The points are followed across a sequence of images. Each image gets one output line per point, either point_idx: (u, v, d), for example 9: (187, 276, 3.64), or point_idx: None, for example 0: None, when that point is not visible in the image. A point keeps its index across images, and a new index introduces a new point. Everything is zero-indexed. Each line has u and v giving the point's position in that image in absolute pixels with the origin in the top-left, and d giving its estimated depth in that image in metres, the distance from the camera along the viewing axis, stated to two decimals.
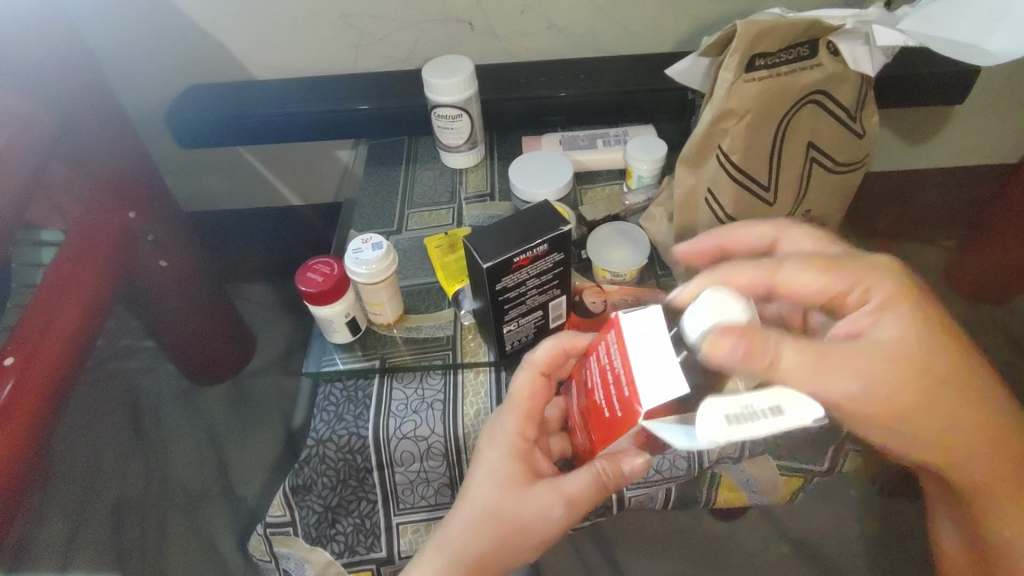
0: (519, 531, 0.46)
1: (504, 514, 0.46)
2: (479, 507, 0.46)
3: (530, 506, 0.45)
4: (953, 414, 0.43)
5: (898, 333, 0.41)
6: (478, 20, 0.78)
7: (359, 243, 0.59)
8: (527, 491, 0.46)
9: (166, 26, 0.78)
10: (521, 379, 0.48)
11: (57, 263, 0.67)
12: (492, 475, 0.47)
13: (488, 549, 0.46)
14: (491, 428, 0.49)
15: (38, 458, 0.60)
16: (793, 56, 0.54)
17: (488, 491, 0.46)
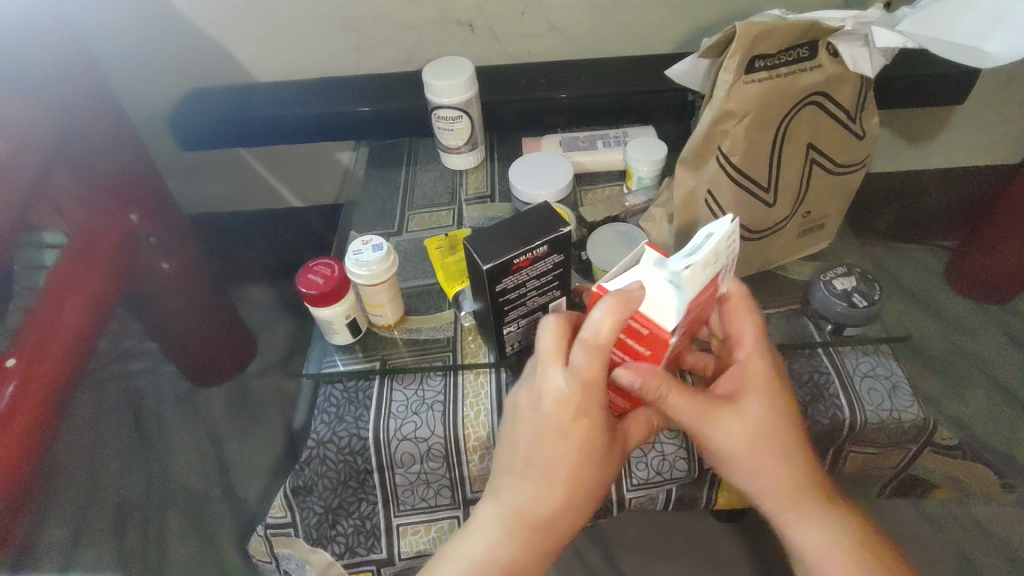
0: (595, 490, 0.46)
1: (583, 483, 0.45)
2: (566, 482, 0.45)
3: (612, 466, 0.47)
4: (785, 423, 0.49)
5: (757, 404, 0.48)
6: (479, 21, 0.78)
7: (360, 244, 0.59)
8: (611, 456, 0.46)
9: (167, 27, 0.78)
10: (596, 360, 0.42)
11: (59, 265, 0.67)
12: (571, 450, 0.44)
13: (568, 513, 0.46)
14: (554, 401, 0.43)
15: (42, 458, 0.60)
16: (793, 58, 0.54)
17: (573, 465, 0.44)
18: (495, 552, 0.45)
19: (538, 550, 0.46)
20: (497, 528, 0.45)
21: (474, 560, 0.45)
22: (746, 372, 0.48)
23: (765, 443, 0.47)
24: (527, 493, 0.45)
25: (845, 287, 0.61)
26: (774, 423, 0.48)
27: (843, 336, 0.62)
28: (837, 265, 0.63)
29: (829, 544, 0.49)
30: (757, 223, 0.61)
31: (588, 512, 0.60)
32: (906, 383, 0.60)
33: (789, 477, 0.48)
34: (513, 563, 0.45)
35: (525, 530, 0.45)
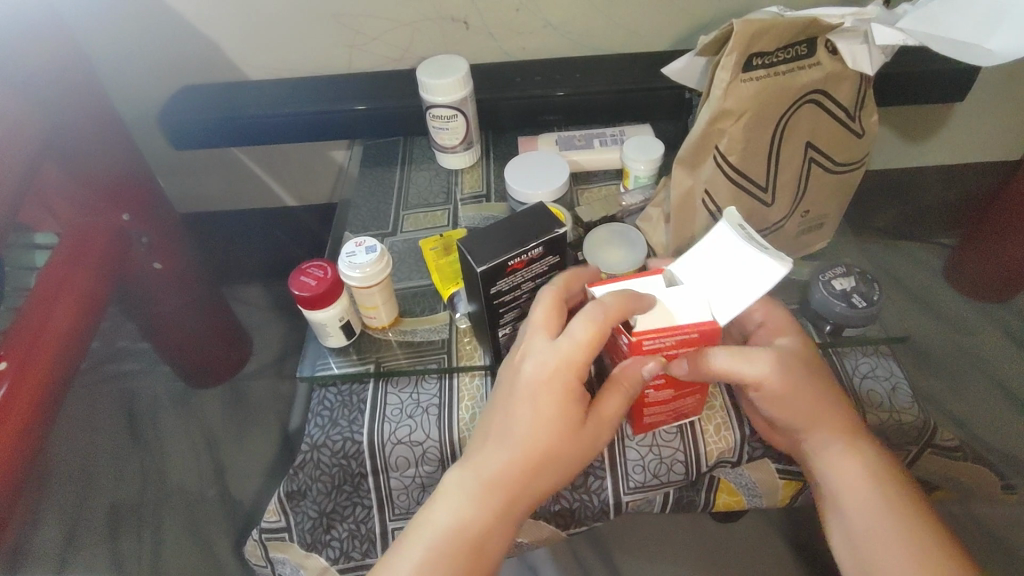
0: (567, 466, 0.45)
1: (553, 455, 0.44)
2: (536, 451, 0.44)
3: (586, 443, 0.45)
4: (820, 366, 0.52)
5: (795, 342, 0.51)
6: (474, 19, 0.77)
7: (353, 246, 0.59)
8: (581, 429, 0.45)
9: (159, 25, 0.77)
10: (595, 328, 0.42)
11: (51, 264, 0.66)
12: (545, 420, 0.44)
13: (534, 487, 0.45)
14: (535, 363, 0.44)
15: (33, 462, 0.60)
16: (791, 55, 0.53)
17: (541, 433, 0.44)
18: (461, 520, 0.44)
19: (502, 526, 0.44)
20: (465, 496, 0.44)
21: (440, 529, 0.44)
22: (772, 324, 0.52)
23: (808, 371, 0.49)
24: (495, 464, 0.44)
25: (844, 287, 0.60)
26: (811, 358, 0.50)
27: (843, 337, 0.61)
28: (837, 265, 0.62)
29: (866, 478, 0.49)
30: (755, 223, 0.60)
31: (585, 516, 0.59)
32: (905, 384, 0.60)
33: (832, 407, 0.50)
34: (475, 535, 0.44)
35: (493, 501, 0.44)
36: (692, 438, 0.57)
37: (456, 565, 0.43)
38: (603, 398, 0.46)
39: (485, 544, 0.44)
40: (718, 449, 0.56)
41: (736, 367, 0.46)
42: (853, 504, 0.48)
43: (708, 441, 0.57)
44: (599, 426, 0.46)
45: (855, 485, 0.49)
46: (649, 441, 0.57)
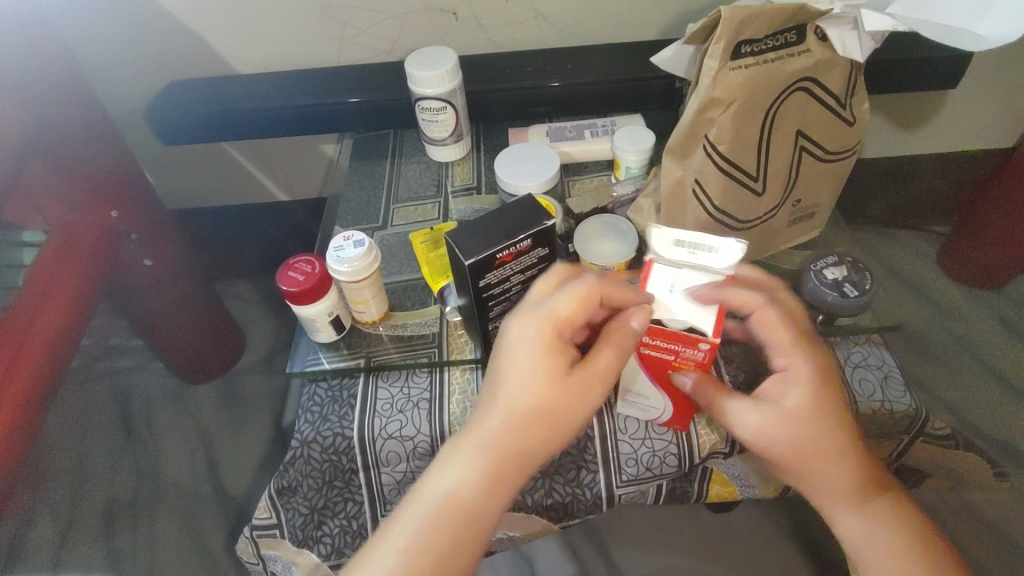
0: (561, 423, 0.43)
1: (545, 409, 0.42)
2: (520, 411, 0.42)
3: (577, 396, 0.43)
4: (834, 408, 0.48)
5: (806, 405, 0.47)
6: (462, 9, 0.76)
7: (341, 240, 0.58)
8: (568, 380, 0.42)
9: (144, 18, 0.76)
10: (580, 292, 0.44)
11: (39, 262, 0.66)
12: (531, 372, 0.42)
13: (528, 449, 0.42)
14: (517, 325, 0.44)
15: (22, 459, 0.59)
16: (780, 43, 0.53)
17: (528, 390, 0.42)
18: (453, 488, 0.42)
19: (493, 489, 0.42)
20: (453, 459, 0.42)
21: (434, 498, 0.42)
22: (790, 374, 0.48)
23: (811, 445, 0.47)
24: (484, 423, 0.43)
25: (836, 276, 0.59)
26: (823, 423, 0.47)
27: (835, 327, 0.61)
28: (828, 254, 0.62)
29: (882, 533, 0.50)
30: (746, 213, 0.60)
31: (578, 509, 0.59)
32: (898, 373, 0.60)
33: (840, 460, 0.48)
34: (466, 498, 0.42)
35: (482, 462, 0.42)
36: (685, 430, 0.57)
37: (443, 531, 0.41)
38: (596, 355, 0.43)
39: (476, 511, 0.42)
40: (710, 440, 0.56)
41: (731, 416, 0.49)
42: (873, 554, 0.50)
43: (701, 433, 0.57)
44: (591, 376, 0.43)
45: (863, 542, 0.50)
46: (641, 434, 0.57)
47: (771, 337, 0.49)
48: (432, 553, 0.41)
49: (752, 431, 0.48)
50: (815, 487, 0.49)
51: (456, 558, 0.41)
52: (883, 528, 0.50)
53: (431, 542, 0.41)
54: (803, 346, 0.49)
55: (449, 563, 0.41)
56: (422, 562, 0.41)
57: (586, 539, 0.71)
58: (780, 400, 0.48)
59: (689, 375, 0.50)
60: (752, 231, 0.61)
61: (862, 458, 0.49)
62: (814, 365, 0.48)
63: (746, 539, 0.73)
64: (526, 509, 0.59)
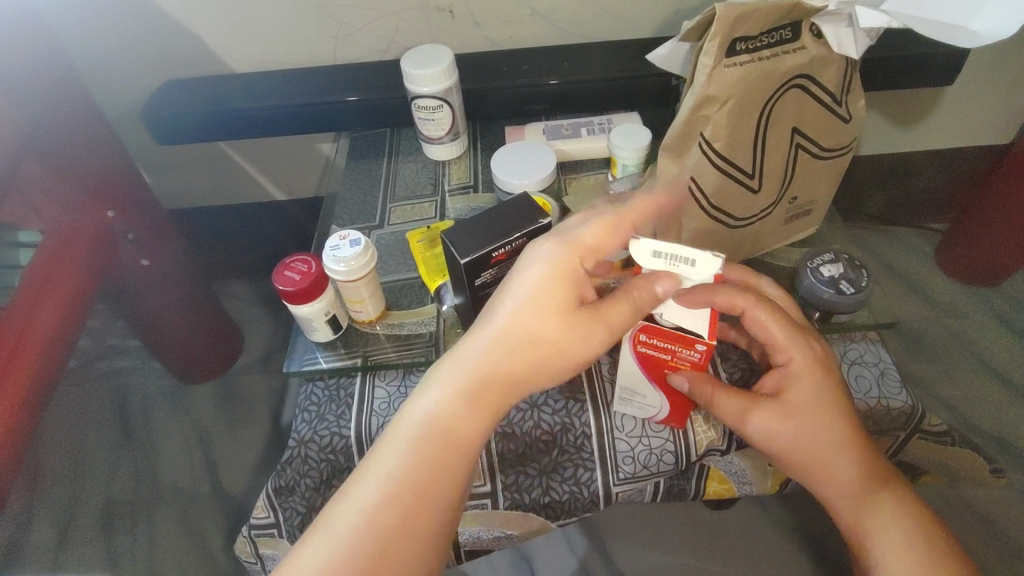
0: (555, 353, 0.42)
1: (542, 338, 0.42)
2: (519, 335, 0.42)
3: (579, 329, 0.43)
4: (830, 408, 0.49)
5: (808, 398, 0.49)
6: (459, 7, 0.76)
7: (337, 239, 0.58)
8: (577, 312, 0.43)
9: (140, 17, 0.76)
10: (608, 224, 0.45)
11: (35, 263, 0.65)
12: (538, 298, 0.42)
13: (516, 374, 0.42)
14: (538, 252, 0.44)
15: (19, 459, 0.59)
16: (775, 40, 0.53)
17: (531, 314, 0.42)
18: (436, 408, 0.41)
19: (479, 412, 0.41)
20: (440, 380, 0.42)
21: (416, 418, 0.41)
22: (791, 370, 0.50)
23: (816, 437, 0.49)
24: (476, 345, 0.42)
25: (833, 274, 0.59)
26: (825, 417, 0.49)
27: (832, 324, 0.61)
28: (824, 252, 0.62)
29: (885, 532, 0.50)
30: (742, 210, 0.60)
31: (575, 507, 0.59)
32: (894, 370, 0.60)
33: (838, 457, 0.50)
34: (452, 419, 0.41)
35: (469, 383, 0.41)
36: (682, 428, 0.57)
37: (428, 452, 0.40)
38: (608, 306, 0.43)
39: (462, 434, 0.41)
40: (707, 439, 0.56)
41: (735, 415, 0.51)
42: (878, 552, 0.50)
43: (698, 431, 0.57)
44: (599, 317, 0.43)
45: (864, 540, 0.50)
46: (638, 431, 0.57)
47: (767, 336, 0.50)
48: (416, 474, 0.40)
49: (758, 428, 0.50)
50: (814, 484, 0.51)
51: (440, 480, 0.40)
52: (896, 525, 0.49)
53: (415, 463, 0.40)
54: (802, 347, 0.50)
55: (432, 486, 0.40)
56: (406, 482, 0.39)
57: (583, 536, 0.71)
58: (783, 395, 0.50)
59: (684, 376, 0.51)
60: (748, 228, 0.62)
61: (867, 451, 0.50)
62: (814, 359, 0.50)
63: (744, 536, 0.73)
64: (523, 507, 0.59)
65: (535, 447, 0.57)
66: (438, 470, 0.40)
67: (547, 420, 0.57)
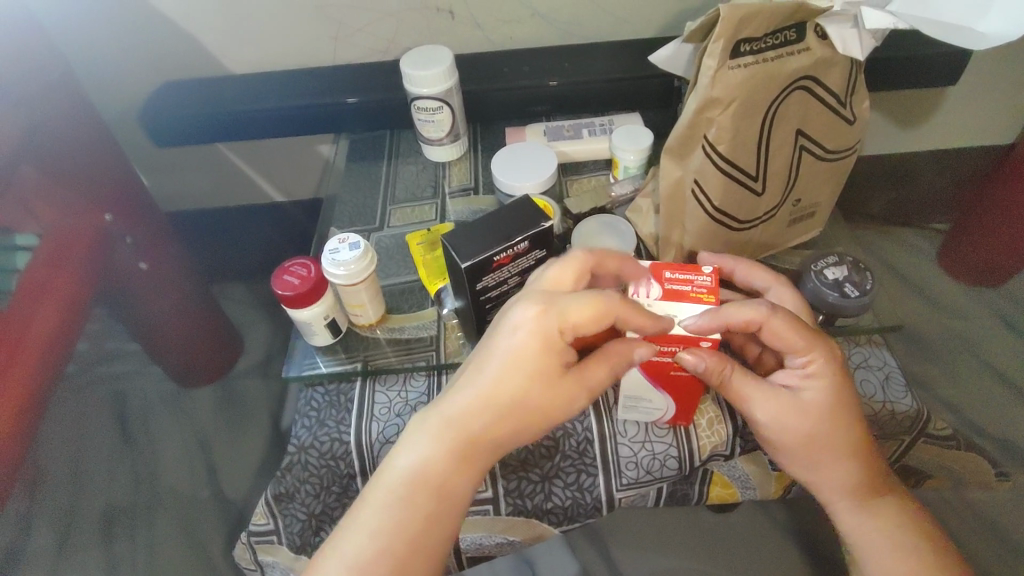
0: (536, 419, 0.43)
1: (525, 403, 0.43)
2: (502, 394, 0.42)
3: (562, 397, 0.43)
4: (841, 408, 0.48)
5: (823, 396, 0.48)
6: (459, 9, 0.76)
7: (336, 243, 0.58)
8: (561, 381, 0.43)
9: (135, 20, 0.76)
10: (600, 306, 0.42)
11: (32, 268, 0.65)
12: (521, 364, 0.42)
13: (499, 429, 0.43)
14: (517, 319, 0.43)
15: (16, 466, 0.59)
16: (779, 41, 0.52)
17: (512, 380, 0.42)
18: (418, 462, 0.42)
19: (463, 470, 0.43)
20: (424, 435, 0.43)
21: (401, 471, 0.43)
22: (805, 371, 0.48)
23: (824, 435, 0.48)
24: (459, 401, 0.43)
25: (836, 277, 0.58)
26: (836, 415, 0.48)
27: (834, 327, 0.61)
28: (828, 254, 0.61)
29: (881, 534, 0.50)
30: (746, 214, 0.59)
31: (577, 513, 0.58)
32: (898, 374, 0.60)
33: (841, 458, 0.49)
34: (437, 474, 0.42)
35: (453, 440, 0.42)
36: (685, 432, 0.56)
37: (418, 508, 0.42)
38: (591, 366, 0.44)
39: (447, 487, 0.42)
40: (710, 443, 0.56)
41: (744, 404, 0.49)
42: (871, 554, 0.50)
43: (701, 435, 0.56)
44: (581, 386, 0.44)
45: (859, 541, 0.50)
46: (641, 437, 0.56)
47: (783, 344, 0.47)
48: (406, 533, 0.42)
49: (766, 419, 0.49)
50: (819, 480, 0.50)
51: (429, 535, 0.42)
52: (887, 528, 0.50)
53: (403, 519, 0.42)
54: (819, 346, 0.48)
55: (422, 545, 0.42)
56: (395, 541, 0.41)
57: None
58: (796, 393, 0.49)
59: (698, 355, 0.47)
60: (751, 232, 0.61)
61: (867, 456, 0.50)
62: (828, 362, 0.48)
63: None
64: (525, 513, 0.58)
65: (538, 452, 0.56)
66: (428, 525, 0.42)
67: None
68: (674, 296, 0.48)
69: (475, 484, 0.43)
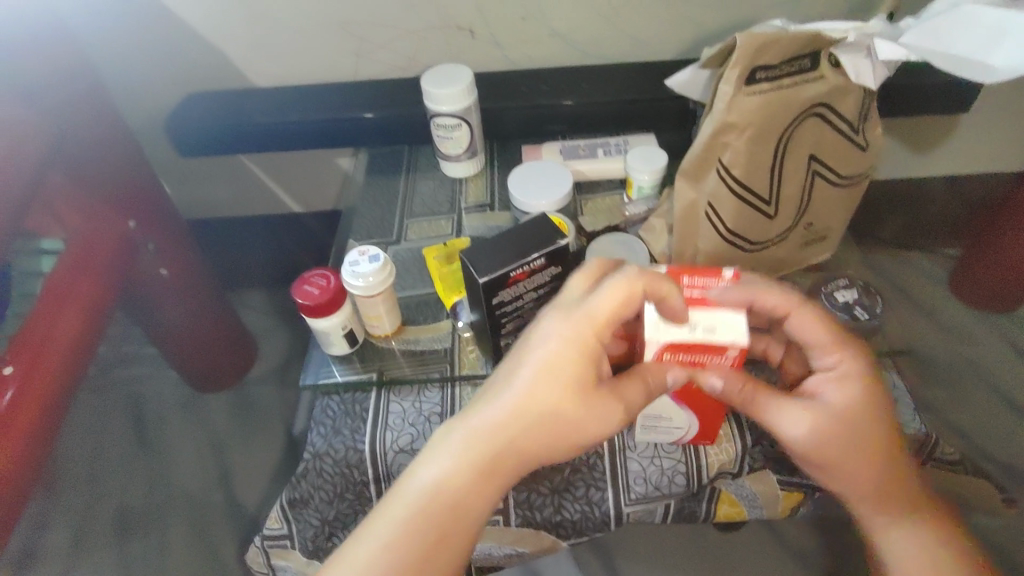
0: (567, 433, 0.44)
1: (557, 417, 0.44)
2: (531, 407, 0.43)
3: (596, 410, 0.44)
4: (873, 415, 0.47)
5: (853, 403, 0.46)
6: (479, 28, 0.77)
7: (356, 255, 0.59)
8: (595, 393, 0.44)
9: (165, 33, 0.78)
10: (626, 296, 0.44)
11: (53, 277, 0.65)
12: (554, 375, 0.43)
13: (527, 444, 0.44)
14: (551, 329, 0.44)
15: (39, 466, 0.60)
16: (795, 69, 0.54)
17: (545, 394, 0.43)
18: (442, 475, 0.43)
19: (486, 487, 0.43)
20: (450, 448, 0.44)
21: (424, 484, 0.43)
22: (830, 373, 0.48)
23: (857, 448, 0.46)
24: (488, 416, 0.44)
25: (847, 300, 0.59)
26: (862, 424, 0.47)
27: None
28: (839, 278, 0.62)
29: (915, 546, 0.49)
30: (758, 236, 0.60)
31: (585, 526, 0.59)
32: (907, 399, 0.60)
33: (875, 466, 0.47)
34: (458, 489, 0.43)
35: (479, 455, 0.43)
36: (694, 449, 0.57)
37: (432, 524, 0.43)
38: (628, 381, 0.45)
39: (464, 506, 0.43)
40: (718, 460, 0.56)
41: (774, 417, 0.47)
42: (908, 569, 0.48)
43: (710, 453, 0.57)
44: (619, 400, 0.45)
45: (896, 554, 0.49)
46: (650, 452, 0.57)
47: (810, 337, 0.48)
48: (417, 547, 0.42)
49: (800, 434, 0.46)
50: (852, 491, 0.48)
51: (443, 551, 0.43)
52: (913, 541, 0.49)
53: (418, 531, 0.42)
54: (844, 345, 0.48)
55: (434, 560, 0.42)
56: (408, 554, 0.42)
57: None
58: (824, 397, 0.47)
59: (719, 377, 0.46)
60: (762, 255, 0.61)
61: (899, 465, 0.48)
62: (857, 363, 0.47)
63: None
64: (535, 525, 0.58)
65: (548, 464, 0.57)
66: (441, 540, 0.43)
67: None
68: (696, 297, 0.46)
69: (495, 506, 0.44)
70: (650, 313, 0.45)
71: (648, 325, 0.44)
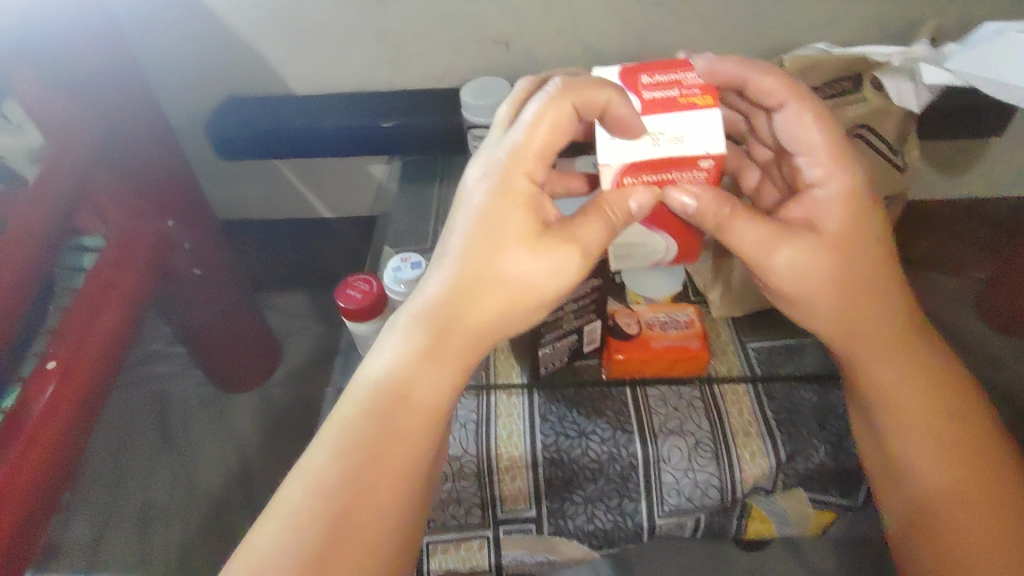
0: (515, 293, 0.43)
1: (499, 272, 0.43)
2: (469, 268, 0.43)
3: (543, 258, 0.43)
4: (860, 237, 0.48)
5: (834, 210, 0.48)
6: (515, 40, 0.79)
7: (399, 261, 0.61)
8: (541, 236, 0.43)
9: (207, 38, 0.80)
10: (552, 120, 0.43)
11: (97, 268, 0.68)
12: (485, 230, 0.43)
13: (470, 306, 0.43)
14: (477, 186, 0.44)
15: (76, 458, 0.61)
16: (836, 91, 0.57)
17: (477, 254, 0.43)
18: (392, 363, 0.43)
19: (438, 368, 0.43)
20: (396, 333, 0.44)
21: (374, 375, 0.43)
22: (819, 188, 0.48)
23: (841, 271, 0.48)
24: (429, 293, 0.44)
25: None
26: (853, 257, 0.48)
27: None
28: None
29: (902, 381, 0.50)
30: None
31: (618, 537, 0.59)
32: None
33: (858, 291, 0.48)
34: (407, 372, 0.43)
35: (424, 334, 0.43)
36: (729, 462, 0.57)
37: (380, 415, 0.42)
38: (581, 222, 0.44)
39: (415, 388, 0.43)
40: (753, 475, 0.56)
41: (749, 240, 0.47)
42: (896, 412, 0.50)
43: (745, 467, 0.57)
44: (576, 243, 0.43)
45: (882, 394, 0.50)
46: (685, 464, 0.57)
47: (803, 140, 0.48)
48: (365, 439, 0.41)
49: (786, 264, 0.47)
50: (839, 324, 0.49)
51: (399, 441, 0.42)
52: (899, 378, 0.50)
53: (370, 419, 0.42)
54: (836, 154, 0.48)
55: (385, 453, 0.41)
56: (358, 449, 0.41)
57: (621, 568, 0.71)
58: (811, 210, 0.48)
59: (689, 191, 0.46)
60: None
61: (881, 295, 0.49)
62: (845, 177, 0.48)
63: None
64: (567, 535, 0.59)
65: (581, 472, 0.58)
66: (393, 431, 0.42)
67: (595, 447, 0.58)
68: (659, 101, 0.45)
69: (458, 384, 0.44)
70: (604, 130, 0.45)
71: (605, 146, 0.45)
